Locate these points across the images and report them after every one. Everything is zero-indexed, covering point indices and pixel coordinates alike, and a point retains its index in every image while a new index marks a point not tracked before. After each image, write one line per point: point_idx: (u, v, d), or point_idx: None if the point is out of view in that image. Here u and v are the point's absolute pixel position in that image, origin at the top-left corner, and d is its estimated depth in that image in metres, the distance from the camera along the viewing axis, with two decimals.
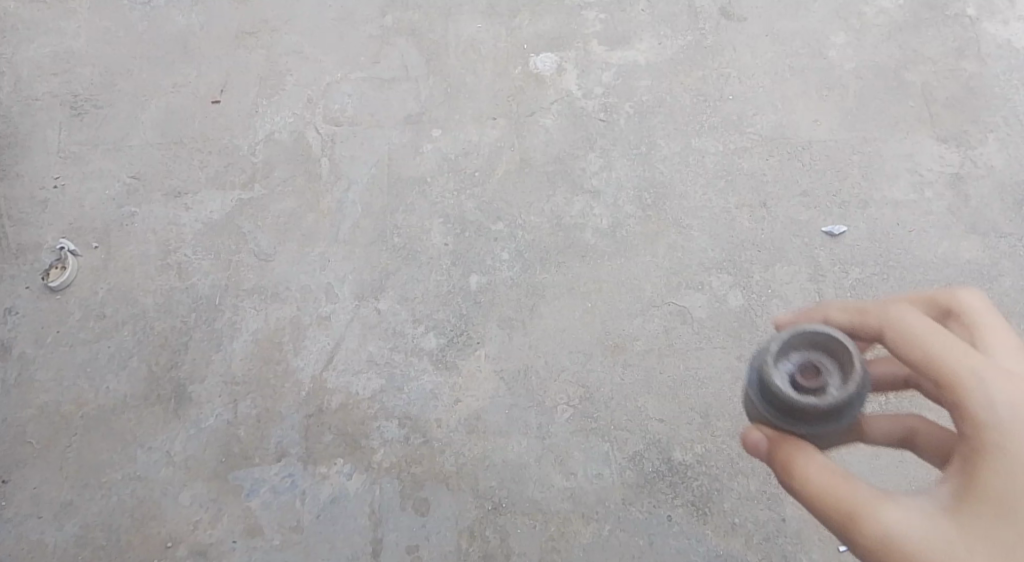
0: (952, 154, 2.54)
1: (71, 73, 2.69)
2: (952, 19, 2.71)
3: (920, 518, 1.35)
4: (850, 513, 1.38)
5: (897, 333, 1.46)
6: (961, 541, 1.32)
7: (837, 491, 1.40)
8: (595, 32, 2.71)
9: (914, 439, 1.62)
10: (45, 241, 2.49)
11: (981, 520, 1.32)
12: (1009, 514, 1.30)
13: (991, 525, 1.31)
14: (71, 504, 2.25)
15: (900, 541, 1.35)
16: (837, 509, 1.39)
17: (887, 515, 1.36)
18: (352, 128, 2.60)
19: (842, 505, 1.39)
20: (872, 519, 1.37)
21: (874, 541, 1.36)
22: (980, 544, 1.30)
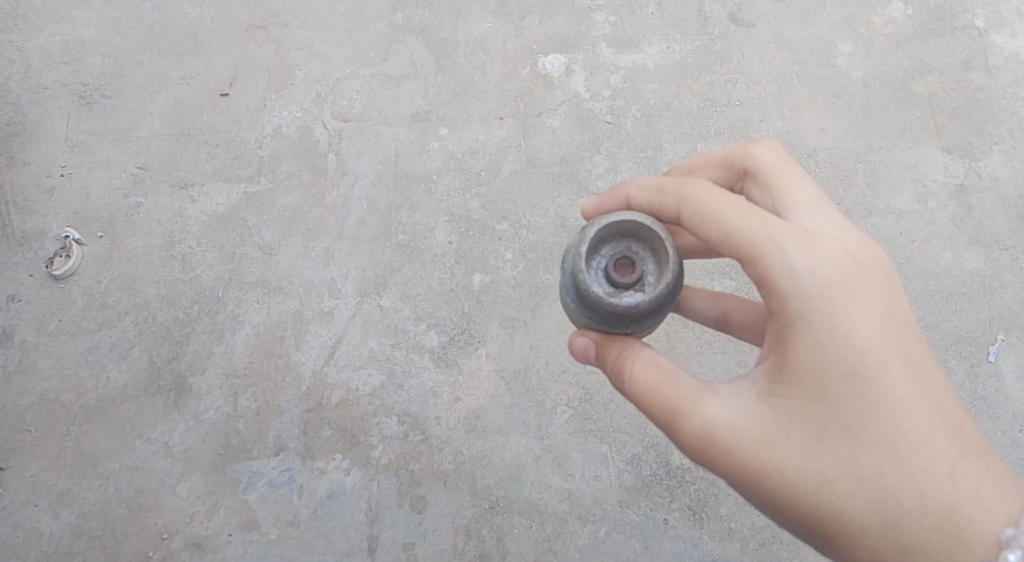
0: (958, 166, 2.54)
1: (80, 62, 2.68)
2: (962, 30, 2.70)
3: (738, 408, 1.59)
4: (677, 411, 1.61)
5: (695, 213, 1.64)
6: (777, 426, 1.57)
7: (664, 392, 1.62)
8: (604, 34, 2.70)
9: (726, 317, 1.91)
10: (50, 229, 2.49)
11: (792, 403, 1.56)
12: (816, 393, 1.55)
13: (801, 402, 1.56)
14: (69, 493, 2.25)
15: (724, 432, 1.58)
16: (665, 408, 1.62)
17: (708, 409, 1.59)
18: (359, 124, 2.60)
19: (668, 404, 1.62)
20: (695, 414, 1.60)
21: (701, 437, 1.59)
22: (794, 427, 1.56)
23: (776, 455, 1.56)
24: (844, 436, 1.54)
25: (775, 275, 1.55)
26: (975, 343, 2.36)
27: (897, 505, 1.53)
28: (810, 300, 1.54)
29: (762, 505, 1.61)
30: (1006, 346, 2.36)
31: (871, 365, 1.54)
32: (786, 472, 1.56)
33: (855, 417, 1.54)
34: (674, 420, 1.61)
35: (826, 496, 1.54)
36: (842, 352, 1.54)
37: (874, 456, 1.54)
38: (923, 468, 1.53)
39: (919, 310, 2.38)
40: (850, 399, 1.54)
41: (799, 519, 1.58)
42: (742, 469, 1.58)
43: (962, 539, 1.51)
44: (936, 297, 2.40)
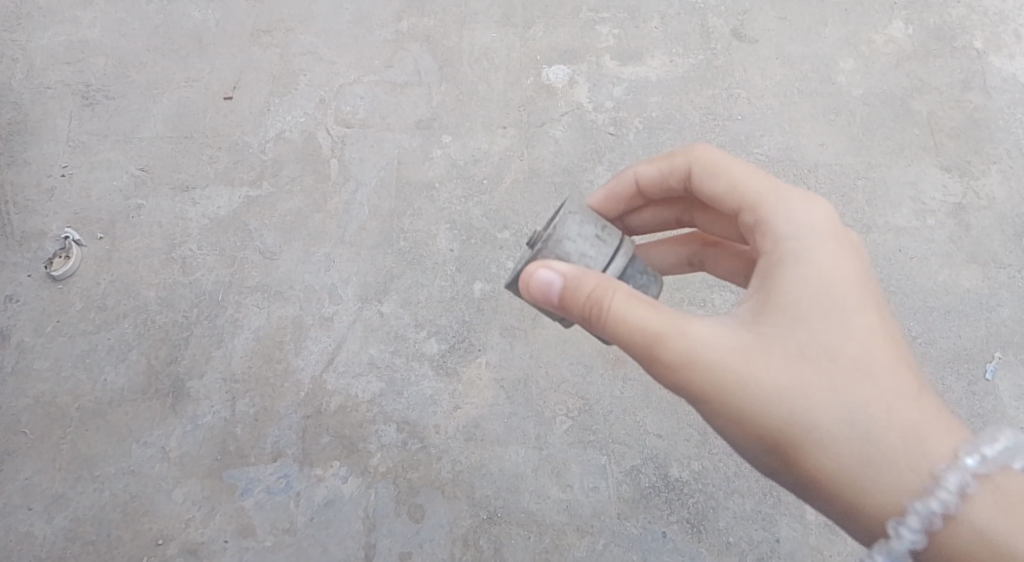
0: (956, 184, 2.57)
1: (83, 63, 2.68)
2: (960, 50, 2.73)
3: (721, 332, 1.59)
4: (662, 331, 1.57)
5: (703, 170, 1.78)
6: (757, 346, 1.57)
7: (649, 316, 1.58)
8: (607, 47, 2.72)
9: None
10: (49, 229, 2.48)
11: (777, 328, 1.58)
12: (796, 317, 1.58)
13: (782, 325, 1.58)
14: (63, 496, 2.23)
15: (704, 353, 1.57)
16: (649, 332, 1.57)
17: (693, 331, 1.58)
18: (362, 131, 2.60)
19: (654, 327, 1.57)
20: (677, 335, 1.57)
21: (682, 358, 1.57)
22: (774, 348, 1.57)
23: (754, 374, 1.56)
24: (820, 358, 1.56)
25: (771, 216, 1.67)
26: (972, 361, 2.37)
27: (868, 424, 1.54)
28: (798, 236, 1.64)
29: (733, 425, 1.61)
30: (1003, 364, 2.37)
31: (851, 293, 1.59)
32: (762, 390, 1.56)
33: (838, 346, 1.57)
34: (656, 343, 1.58)
35: (800, 414, 1.55)
36: (825, 279, 1.60)
37: (850, 378, 1.56)
38: (902, 400, 1.56)
39: (917, 327, 2.40)
40: (828, 323, 1.57)
41: (768, 437, 1.58)
42: (719, 387, 1.57)
43: (927, 457, 1.54)
44: (934, 315, 2.41)
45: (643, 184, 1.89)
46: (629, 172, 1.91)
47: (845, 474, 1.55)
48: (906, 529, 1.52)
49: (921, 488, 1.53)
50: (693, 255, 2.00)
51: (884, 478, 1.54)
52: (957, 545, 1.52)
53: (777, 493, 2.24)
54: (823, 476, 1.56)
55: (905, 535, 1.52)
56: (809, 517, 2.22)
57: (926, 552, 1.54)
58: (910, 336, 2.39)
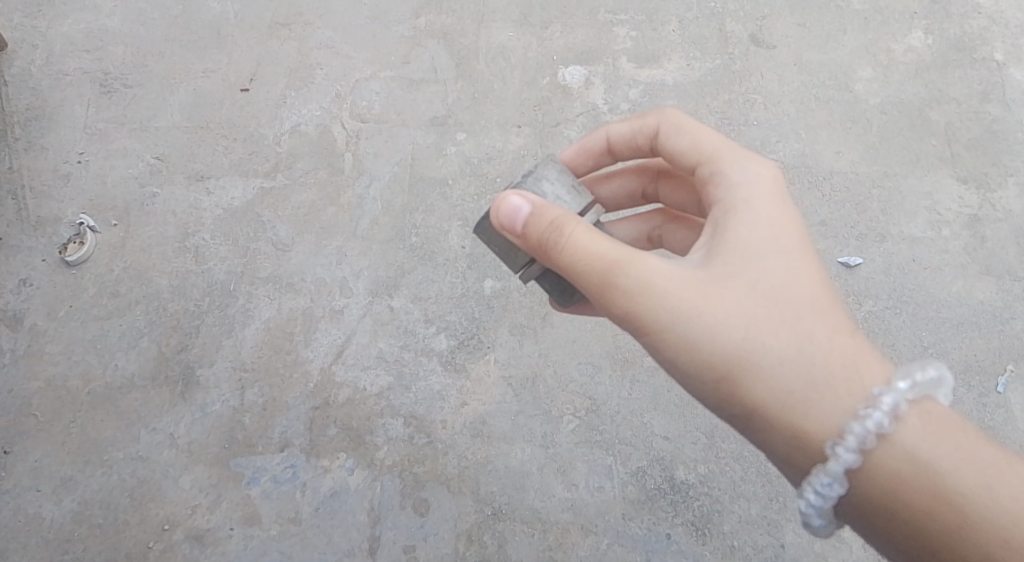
0: (972, 196, 2.55)
1: (103, 51, 2.71)
2: (979, 62, 2.72)
3: (676, 268, 1.58)
4: (616, 263, 1.56)
5: (671, 128, 1.77)
6: (702, 278, 1.58)
7: (604, 246, 1.57)
8: (624, 49, 2.72)
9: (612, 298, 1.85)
10: (65, 215, 2.50)
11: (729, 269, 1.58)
12: (742, 254, 1.59)
13: (726, 260, 1.59)
14: (71, 480, 2.24)
15: (653, 281, 1.56)
16: (604, 259, 1.56)
17: (647, 264, 1.57)
18: (378, 126, 2.61)
19: (608, 256, 1.56)
20: (631, 267, 1.56)
21: (631, 286, 1.56)
22: (719, 279, 1.57)
23: (697, 300, 1.56)
24: (761, 289, 1.57)
25: (724, 166, 1.68)
26: (984, 372, 2.35)
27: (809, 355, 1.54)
28: (744, 183, 1.65)
29: (676, 355, 1.58)
30: (1015, 377, 2.35)
31: (793, 234, 1.61)
32: (706, 319, 1.55)
33: (787, 291, 1.57)
34: (607, 270, 1.56)
35: (743, 342, 1.55)
36: (769, 222, 1.61)
37: (791, 311, 1.56)
38: (849, 348, 1.55)
39: (928, 336, 2.38)
40: (771, 258, 1.58)
41: (710, 366, 1.56)
42: (664, 314, 1.56)
43: (863, 385, 1.53)
44: (947, 325, 2.40)
45: (614, 143, 1.86)
46: (601, 130, 1.88)
47: (786, 403, 1.54)
48: (843, 449, 1.49)
49: (858, 411, 1.51)
50: (652, 230, 1.97)
51: (825, 406, 1.52)
52: (890, 467, 1.49)
53: (782, 498, 2.23)
54: (767, 406, 1.55)
55: (841, 454, 1.49)
56: None
57: (861, 479, 1.51)
58: (921, 345, 2.37)
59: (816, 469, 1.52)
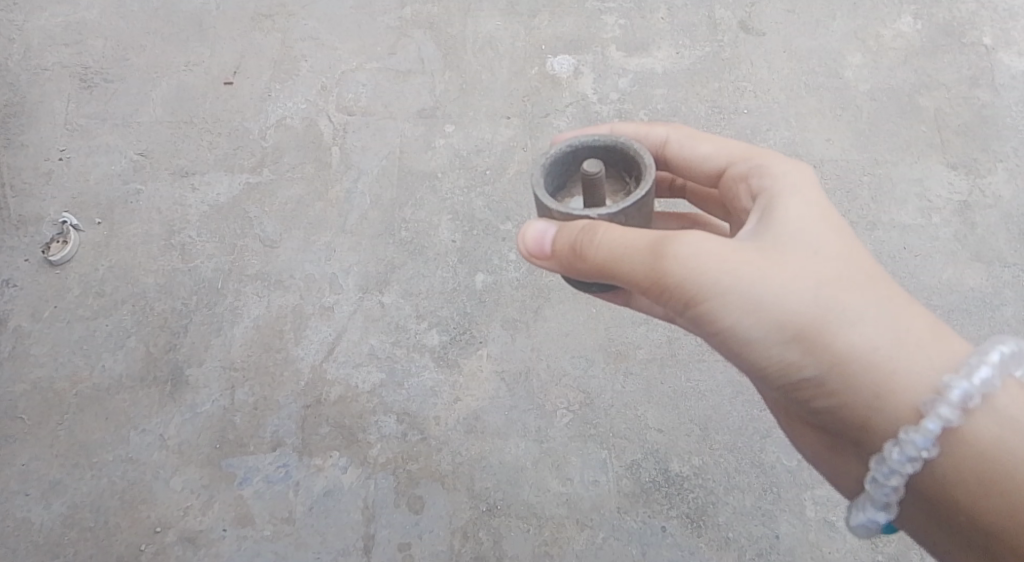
0: (961, 183, 2.53)
1: (82, 45, 2.71)
2: (968, 47, 2.71)
3: (728, 247, 1.48)
4: (658, 251, 1.48)
5: (681, 137, 1.77)
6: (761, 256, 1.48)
7: (636, 237, 1.50)
8: (613, 38, 2.70)
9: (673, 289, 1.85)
10: (47, 214, 2.47)
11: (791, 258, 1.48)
12: (804, 223, 1.51)
13: (779, 230, 1.51)
14: (60, 484, 2.21)
15: (700, 252, 1.47)
16: (640, 248, 1.49)
17: (692, 248, 1.48)
18: (365, 119, 2.58)
19: (641, 242, 1.50)
20: (671, 256, 1.48)
21: (677, 257, 1.47)
22: (780, 246, 1.49)
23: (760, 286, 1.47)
24: (833, 254, 1.49)
25: (758, 156, 1.67)
26: None
27: (881, 307, 1.47)
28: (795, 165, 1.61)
29: (745, 325, 1.49)
30: None
31: (847, 238, 1.52)
32: (768, 283, 1.46)
33: (851, 284, 1.47)
34: (650, 249, 1.49)
35: (810, 305, 1.46)
36: (821, 200, 1.55)
37: (864, 272, 1.49)
38: (919, 337, 1.46)
39: None
40: (830, 230, 1.52)
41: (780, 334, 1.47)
42: (722, 284, 1.47)
43: (946, 358, 1.45)
44: (938, 312, 2.36)
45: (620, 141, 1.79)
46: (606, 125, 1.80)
47: (869, 362, 1.46)
48: (941, 409, 1.41)
49: (941, 382, 1.43)
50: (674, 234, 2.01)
51: (911, 360, 1.45)
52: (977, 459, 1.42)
53: (777, 489, 2.21)
54: (845, 370, 1.46)
55: (941, 413, 1.41)
56: (809, 514, 2.19)
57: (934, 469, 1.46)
58: None
59: (906, 429, 1.44)
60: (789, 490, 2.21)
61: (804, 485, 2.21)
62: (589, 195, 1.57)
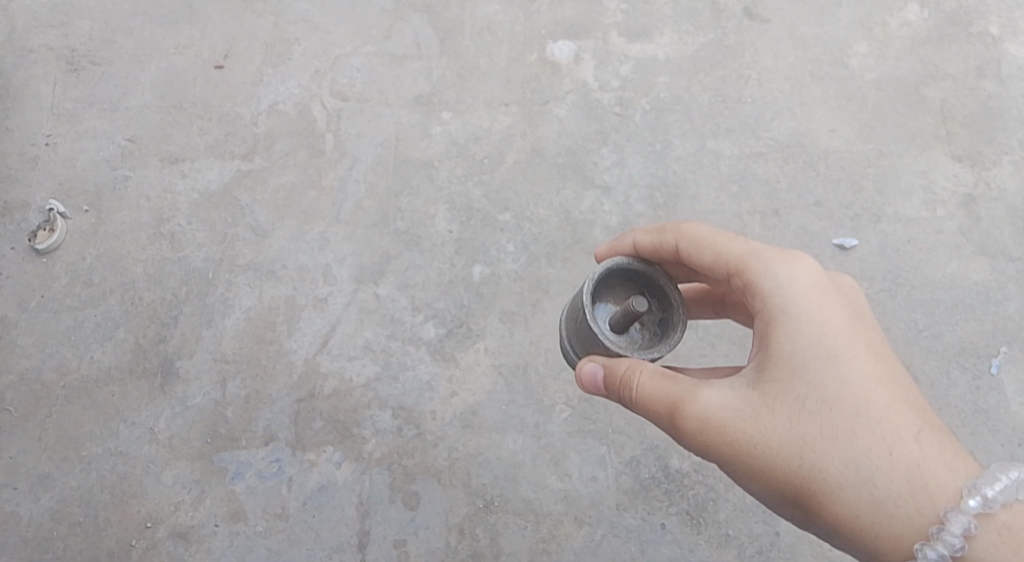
0: (967, 175, 2.49)
1: (68, 26, 2.59)
2: (975, 36, 2.65)
3: (727, 411, 1.57)
4: (667, 419, 1.60)
5: (690, 243, 1.71)
6: (755, 424, 1.56)
7: (654, 403, 1.60)
8: (614, 23, 2.62)
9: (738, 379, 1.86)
10: (33, 201, 2.40)
11: (780, 420, 1.55)
12: (796, 368, 1.56)
13: (776, 378, 1.57)
14: (48, 477, 2.17)
15: (708, 416, 1.57)
16: (656, 414, 1.62)
17: (693, 418, 1.58)
18: (359, 105, 2.51)
19: (655, 409, 1.61)
20: (680, 422, 1.59)
21: (687, 422, 1.58)
22: (775, 399, 1.56)
23: (756, 455, 1.56)
24: (826, 404, 1.54)
25: (756, 271, 1.62)
26: (979, 355, 2.30)
27: (872, 458, 1.52)
28: (789, 285, 1.60)
29: (752, 487, 1.60)
30: (1009, 360, 2.30)
31: (835, 387, 1.55)
32: (767, 446, 1.55)
33: (836, 440, 1.53)
34: (666, 409, 1.60)
35: (805, 465, 1.54)
36: (808, 342, 1.57)
37: (855, 422, 1.53)
38: (900, 489, 1.50)
39: (924, 319, 2.33)
40: (820, 378, 1.55)
41: (785, 492, 1.56)
42: (728, 448, 1.56)
43: (939, 499, 1.48)
44: (941, 307, 2.34)
45: (641, 253, 1.79)
46: (628, 237, 1.81)
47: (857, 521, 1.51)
48: None
49: (928, 532, 1.47)
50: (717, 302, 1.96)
51: (896, 518, 1.49)
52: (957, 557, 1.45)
53: None
54: (838, 530, 1.54)
55: None
56: None
57: None
58: (917, 328, 2.32)
59: None
60: None
61: None
62: (623, 323, 1.65)
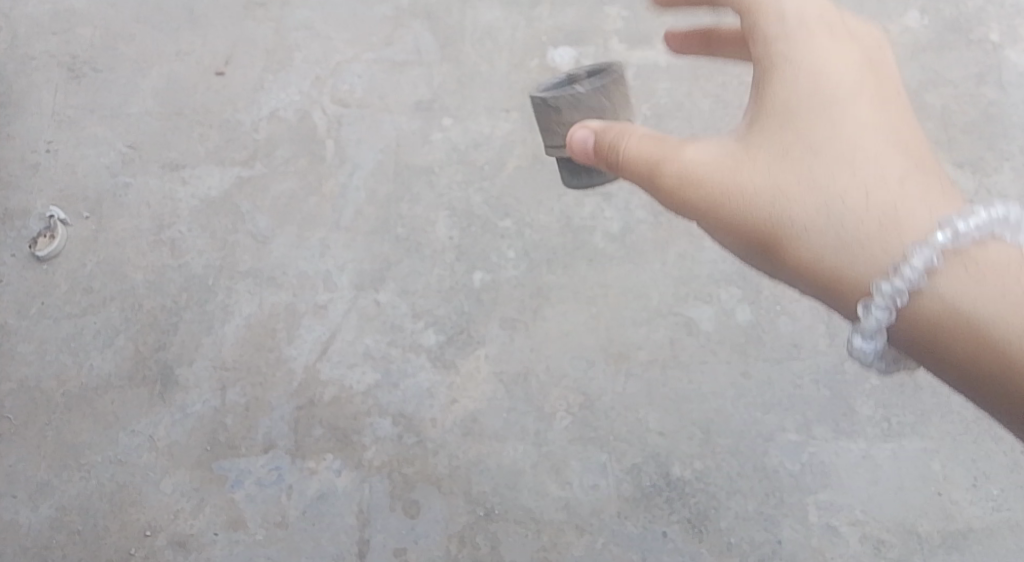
0: (968, 181, 2.48)
1: (70, 34, 2.59)
2: (975, 43, 2.65)
3: (707, 158, 1.50)
4: (648, 163, 1.53)
5: None
6: (735, 161, 1.49)
7: (636, 146, 1.53)
8: (615, 29, 2.62)
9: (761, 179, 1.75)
10: (34, 208, 2.40)
11: (761, 155, 1.48)
12: (783, 112, 1.48)
13: (762, 118, 1.50)
14: (48, 485, 2.17)
15: (687, 165, 1.50)
16: (633, 160, 1.54)
17: (681, 163, 1.51)
18: (360, 111, 2.51)
19: (643, 154, 1.53)
20: (662, 166, 1.52)
21: (671, 170, 1.51)
22: (756, 145, 1.49)
23: (729, 180, 1.48)
24: (822, 93, 1.47)
25: (761, 22, 1.51)
26: None
27: (853, 202, 1.41)
28: (794, 23, 1.50)
29: (727, 239, 1.51)
30: None
31: (817, 110, 1.46)
32: (747, 173, 1.47)
33: (813, 175, 1.44)
34: (649, 168, 1.53)
35: (776, 212, 1.45)
36: (794, 92, 1.48)
37: (834, 164, 1.44)
38: (878, 234, 1.39)
39: None
40: (805, 114, 1.47)
41: (756, 225, 1.47)
42: (702, 196, 1.49)
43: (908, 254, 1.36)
44: None
45: None
46: None
47: (829, 256, 1.41)
48: (879, 310, 1.35)
49: (892, 272, 1.36)
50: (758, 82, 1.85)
51: (868, 237, 1.39)
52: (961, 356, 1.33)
53: (780, 494, 2.19)
54: (811, 261, 1.43)
55: (873, 320, 1.36)
56: (812, 519, 2.17)
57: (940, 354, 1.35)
58: None
59: (859, 346, 1.40)
60: (792, 495, 2.18)
61: (808, 490, 2.19)
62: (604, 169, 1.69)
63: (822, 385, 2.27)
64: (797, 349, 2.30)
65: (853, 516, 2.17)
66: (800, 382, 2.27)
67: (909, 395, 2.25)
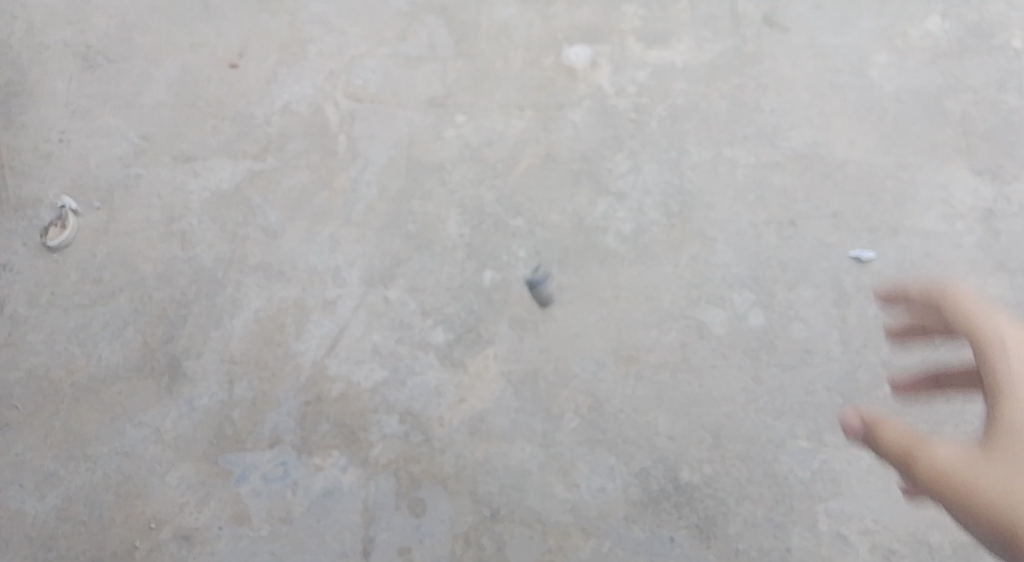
0: (987, 189, 2.42)
1: (86, 24, 2.60)
2: (997, 50, 2.58)
3: (961, 456, 1.40)
4: (909, 451, 1.43)
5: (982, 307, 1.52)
6: (982, 464, 1.38)
7: (905, 432, 1.46)
8: (632, 28, 2.60)
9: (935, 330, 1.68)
10: (45, 198, 2.40)
11: (1001, 469, 1.37)
12: None
13: (1008, 430, 1.40)
14: (54, 475, 2.17)
15: (939, 453, 1.41)
16: (906, 441, 1.45)
17: (946, 455, 1.41)
18: (373, 106, 2.49)
19: (908, 441, 1.45)
20: (925, 459, 1.42)
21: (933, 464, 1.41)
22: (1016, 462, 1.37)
23: (967, 479, 1.37)
24: None
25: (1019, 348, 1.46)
26: None
27: None
28: None
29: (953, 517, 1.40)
30: None
31: None
32: (973, 464, 1.39)
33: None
34: (912, 450, 1.44)
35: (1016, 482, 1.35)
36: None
37: None
38: None
39: None
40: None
41: (984, 515, 1.35)
42: (936, 474, 1.40)
43: None
44: None
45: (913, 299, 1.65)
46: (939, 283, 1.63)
47: None
48: None
49: None
50: None
51: None
52: None
53: (789, 501, 2.16)
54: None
55: None
56: (822, 527, 2.14)
57: None
58: None
59: None
60: (802, 503, 2.16)
61: (818, 497, 2.16)
62: None
63: (834, 392, 2.24)
64: (810, 355, 2.27)
65: (863, 524, 2.14)
66: (813, 389, 2.24)
67: (922, 403, 2.22)
